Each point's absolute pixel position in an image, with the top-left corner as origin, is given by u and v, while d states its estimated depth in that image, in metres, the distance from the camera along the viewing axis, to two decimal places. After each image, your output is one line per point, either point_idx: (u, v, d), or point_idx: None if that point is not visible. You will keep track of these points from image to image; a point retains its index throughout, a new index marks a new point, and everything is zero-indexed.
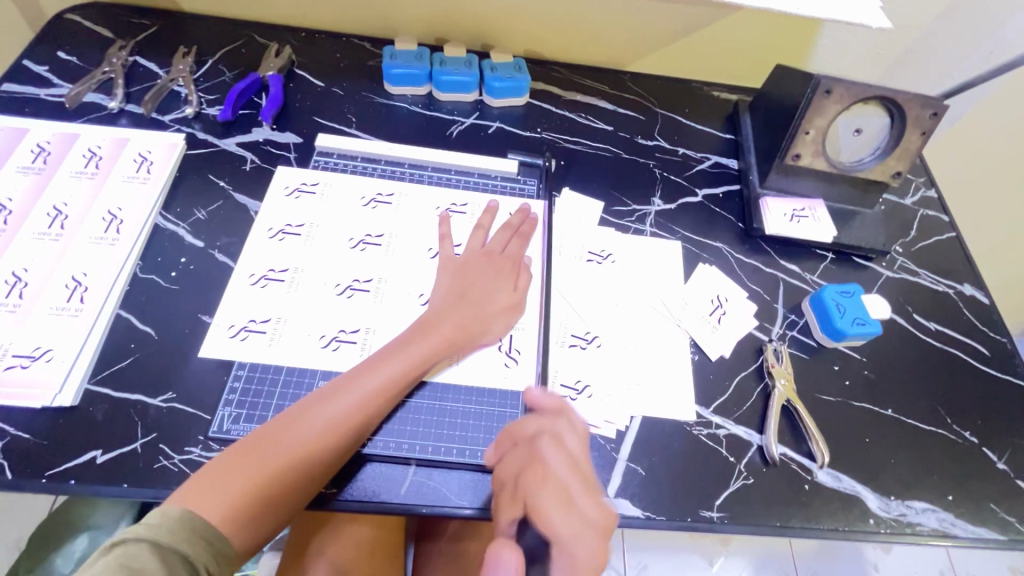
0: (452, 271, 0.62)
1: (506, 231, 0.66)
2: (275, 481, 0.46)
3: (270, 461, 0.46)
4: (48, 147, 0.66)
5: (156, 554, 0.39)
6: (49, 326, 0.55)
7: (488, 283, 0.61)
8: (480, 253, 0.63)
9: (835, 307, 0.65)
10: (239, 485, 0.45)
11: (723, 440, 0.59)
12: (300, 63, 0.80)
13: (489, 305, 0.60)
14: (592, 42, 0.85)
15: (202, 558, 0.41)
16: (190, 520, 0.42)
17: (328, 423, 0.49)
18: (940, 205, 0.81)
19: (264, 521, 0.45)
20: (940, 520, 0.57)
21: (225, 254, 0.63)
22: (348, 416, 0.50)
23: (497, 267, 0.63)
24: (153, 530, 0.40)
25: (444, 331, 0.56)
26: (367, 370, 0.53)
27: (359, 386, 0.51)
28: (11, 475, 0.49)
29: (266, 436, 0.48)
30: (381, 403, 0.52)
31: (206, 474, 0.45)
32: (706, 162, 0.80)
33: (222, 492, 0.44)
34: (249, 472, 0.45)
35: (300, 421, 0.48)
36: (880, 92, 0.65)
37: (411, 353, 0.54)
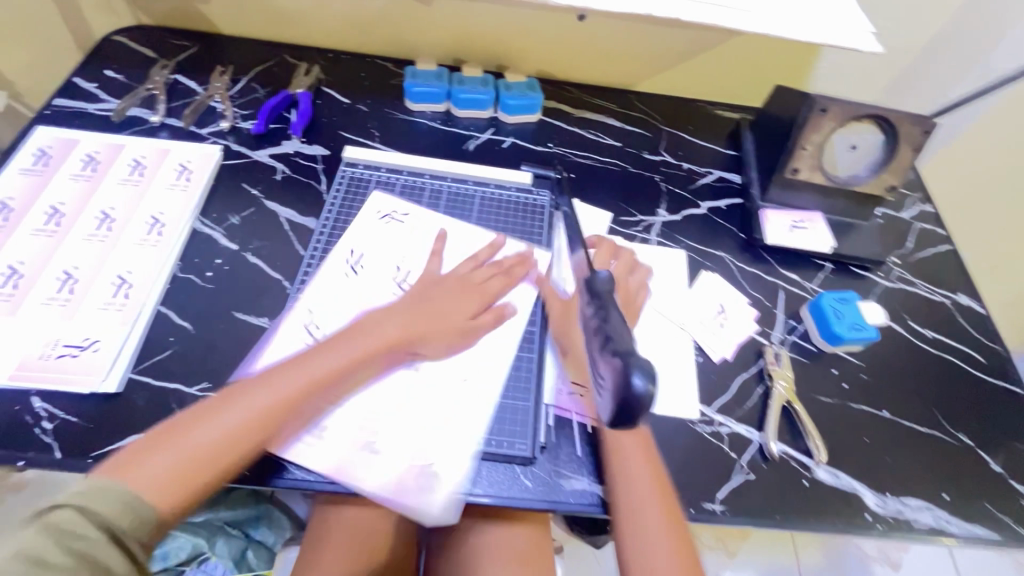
0: (423, 286, 0.64)
1: (494, 262, 0.67)
2: (197, 456, 0.47)
3: (198, 438, 0.48)
4: (97, 157, 0.71)
5: (84, 518, 0.41)
6: (96, 319, 0.59)
7: (450, 299, 0.63)
8: (458, 277, 0.65)
9: (832, 312, 0.68)
10: (166, 459, 0.46)
11: (725, 437, 0.62)
12: (327, 82, 0.86)
13: (446, 318, 0.62)
14: (600, 63, 0.90)
15: (122, 524, 0.42)
16: (116, 488, 0.43)
17: (259, 403, 0.51)
18: (936, 219, 0.85)
19: (188, 493, 0.46)
20: (935, 517, 0.59)
21: (257, 257, 0.68)
22: (285, 396, 0.52)
23: (466, 291, 0.64)
24: (82, 495, 0.42)
25: (386, 328, 0.59)
26: (315, 354, 0.56)
27: (289, 374, 0.54)
28: (61, 455, 0.53)
29: (203, 412, 0.50)
30: (307, 391, 0.53)
31: (141, 447, 0.47)
32: (709, 176, 0.84)
33: (151, 466, 0.46)
34: (176, 448, 0.47)
35: (231, 402, 0.51)
36: (873, 110, 0.69)
37: (345, 348, 0.57)
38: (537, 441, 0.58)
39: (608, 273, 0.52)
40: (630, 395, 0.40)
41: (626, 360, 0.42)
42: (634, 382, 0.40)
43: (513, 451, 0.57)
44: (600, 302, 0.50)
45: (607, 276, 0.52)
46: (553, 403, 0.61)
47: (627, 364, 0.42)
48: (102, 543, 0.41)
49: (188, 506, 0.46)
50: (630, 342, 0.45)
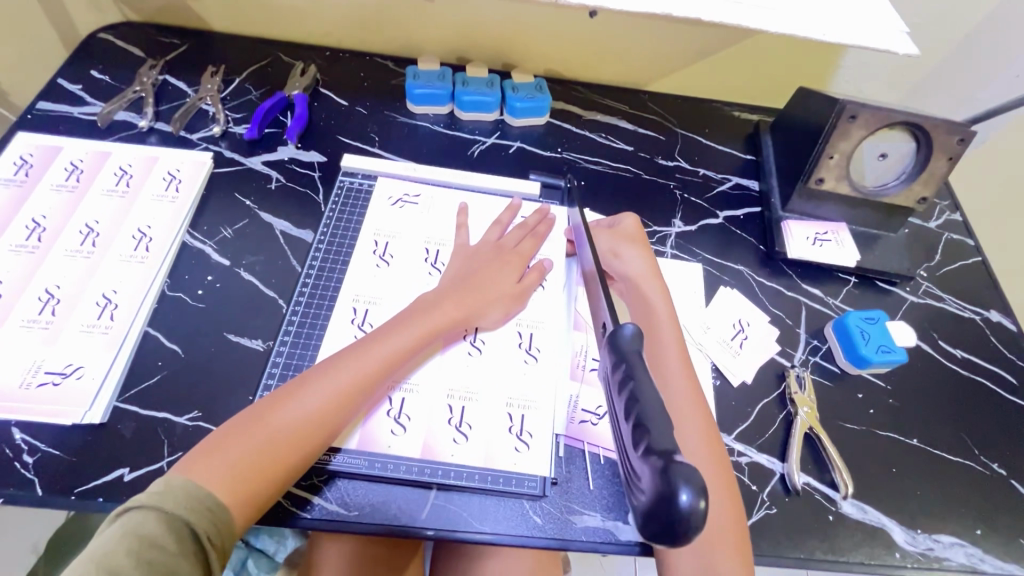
0: (463, 258, 0.63)
1: (522, 231, 0.67)
2: (279, 447, 0.46)
3: (275, 427, 0.47)
4: (81, 166, 0.68)
5: (161, 519, 0.40)
6: (80, 343, 0.56)
7: (494, 271, 0.62)
8: (492, 245, 0.65)
9: (859, 333, 0.64)
10: (243, 452, 0.45)
11: (745, 468, 0.58)
12: (324, 82, 0.82)
13: (493, 290, 0.60)
14: (612, 62, 0.85)
15: (203, 524, 0.41)
16: (191, 489, 0.42)
17: (332, 389, 0.49)
18: (965, 228, 0.80)
19: (262, 491, 0.45)
20: (968, 555, 0.56)
21: (250, 273, 0.64)
22: (351, 385, 0.50)
23: (504, 257, 0.63)
24: (157, 498, 0.41)
25: (444, 311, 0.57)
26: (375, 340, 0.53)
27: (363, 356, 0.52)
28: (42, 492, 0.50)
29: (270, 404, 0.48)
30: (384, 371, 0.52)
31: (210, 443, 0.46)
32: (726, 183, 0.80)
33: (226, 462, 0.44)
34: (250, 441, 0.46)
35: (304, 387, 0.49)
36: (906, 117, 0.64)
37: (415, 326, 0.55)
38: (546, 476, 0.54)
39: (635, 327, 0.40)
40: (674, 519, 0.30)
41: (667, 462, 0.31)
42: (679, 499, 0.30)
43: (521, 487, 0.54)
44: (631, 370, 0.38)
45: (635, 330, 0.40)
46: (564, 432, 0.57)
47: (668, 472, 0.31)
48: (185, 545, 0.40)
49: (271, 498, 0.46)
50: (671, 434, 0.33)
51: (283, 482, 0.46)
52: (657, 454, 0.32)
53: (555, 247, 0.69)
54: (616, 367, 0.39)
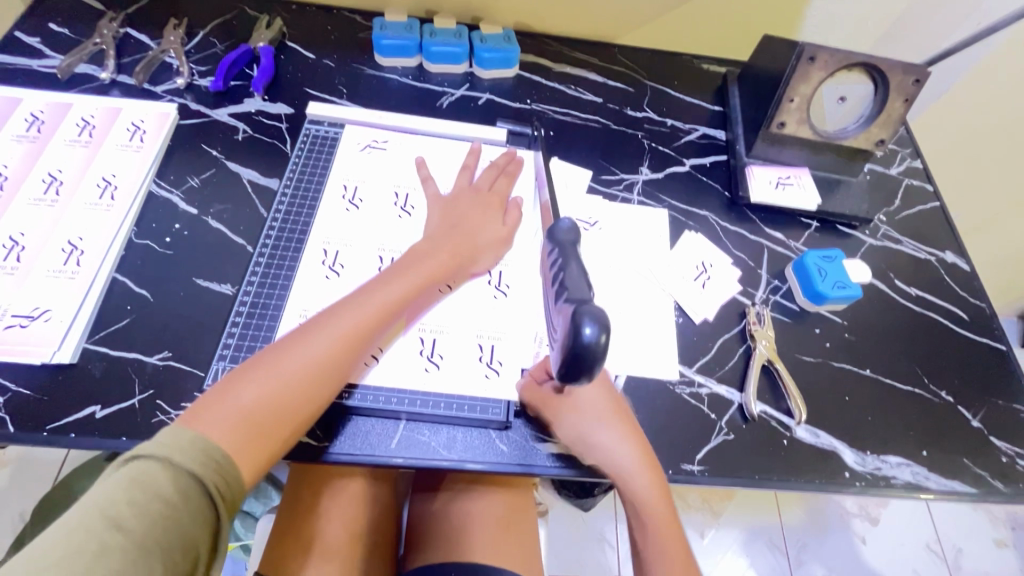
0: (442, 206, 0.64)
1: (492, 171, 0.68)
2: (286, 396, 0.46)
3: (280, 377, 0.47)
4: (42, 116, 0.67)
5: (169, 470, 0.39)
6: (47, 288, 0.56)
7: (478, 215, 0.63)
8: (468, 189, 0.66)
9: (817, 270, 0.66)
10: (250, 401, 0.45)
11: (704, 398, 0.60)
12: (290, 35, 0.81)
13: (479, 238, 0.62)
14: (581, 15, 0.85)
15: (212, 477, 0.40)
16: (200, 441, 0.42)
17: (337, 335, 0.50)
18: (925, 175, 0.83)
19: (269, 443, 0.45)
20: (914, 473, 0.59)
21: (218, 221, 0.64)
22: (352, 334, 0.51)
23: (483, 202, 0.65)
24: (167, 448, 0.40)
25: (436, 260, 0.58)
26: (372, 290, 0.53)
27: (363, 306, 0.52)
28: (13, 429, 0.50)
29: (270, 356, 0.48)
30: (384, 320, 0.53)
31: (210, 397, 0.45)
32: (694, 133, 0.81)
33: (233, 412, 0.44)
34: (254, 391, 0.46)
35: (306, 338, 0.49)
36: (862, 58, 0.65)
37: (414, 275, 0.56)
38: (512, 404, 0.56)
39: (570, 220, 0.47)
40: (580, 347, 0.38)
41: (578, 309, 0.39)
42: (584, 334, 0.38)
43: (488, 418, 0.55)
44: (563, 252, 0.45)
45: (571, 223, 0.47)
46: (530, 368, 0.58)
47: (577, 312, 0.39)
48: (191, 501, 0.39)
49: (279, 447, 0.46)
50: (586, 288, 0.42)
51: (289, 433, 0.47)
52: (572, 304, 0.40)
53: (524, 190, 0.70)
54: (551, 251, 0.47)
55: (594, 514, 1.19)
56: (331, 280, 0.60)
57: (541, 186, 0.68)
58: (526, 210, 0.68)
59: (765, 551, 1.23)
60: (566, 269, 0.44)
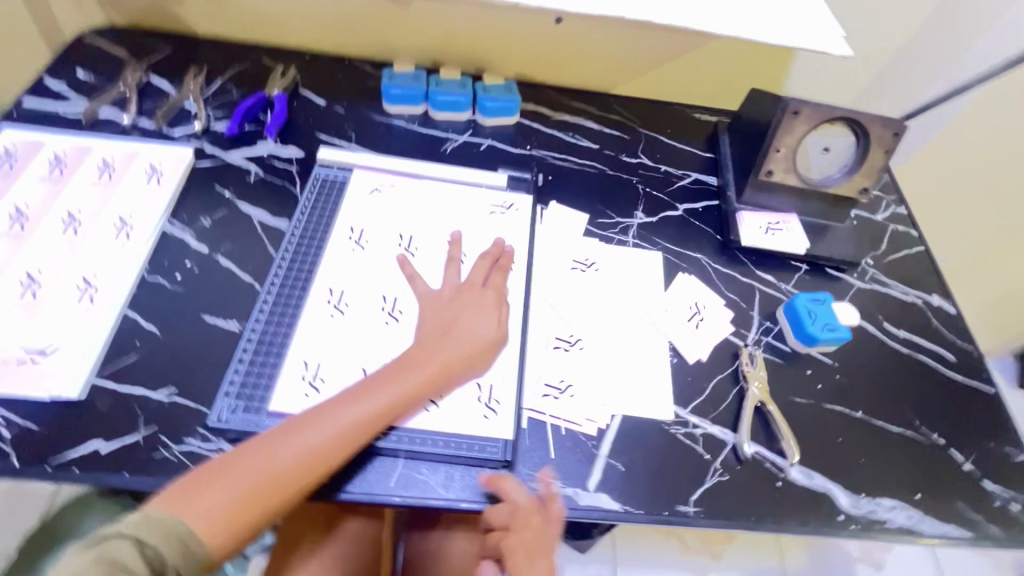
0: (437, 297, 0.63)
1: (486, 261, 0.66)
2: (261, 491, 0.46)
3: (262, 469, 0.47)
4: (64, 158, 0.70)
5: (137, 550, 0.40)
6: (60, 324, 0.58)
7: (470, 314, 0.61)
8: (463, 286, 0.64)
9: (806, 313, 0.68)
10: (231, 493, 0.45)
11: (699, 438, 0.61)
12: (303, 83, 0.86)
13: (475, 336, 0.60)
14: (578, 67, 0.90)
15: (176, 559, 0.41)
16: (176, 525, 0.42)
17: (321, 438, 0.50)
18: (910, 221, 0.86)
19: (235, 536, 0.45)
20: (908, 517, 0.59)
21: (228, 259, 0.67)
22: (338, 436, 0.50)
23: (478, 298, 0.63)
24: (136, 527, 0.41)
25: (434, 364, 0.57)
26: (368, 391, 0.54)
27: (355, 407, 0.52)
28: (18, 463, 0.51)
29: (257, 446, 0.48)
30: (371, 424, 0.52)
31: (193, 480, 0.45)
32: (687, 179, 0.85)
33: (214, 501, 0.44)
34: (234, 483, 0.46)
35: (291, 435, 0.49)
36: (844, 112, 0.69)
37: (409, 378, 0.55)
38: (509, 442, 0.57)
39: None
40: None
41: None
42: None
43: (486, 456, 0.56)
44: None
45: None
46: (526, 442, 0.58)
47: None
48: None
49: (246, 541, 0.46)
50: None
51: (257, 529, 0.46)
52: None
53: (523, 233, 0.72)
54: None
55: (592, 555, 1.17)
56: (336, 319, 0.62)
57: None
58: (525, 252, 0.71)
59: None
60: None
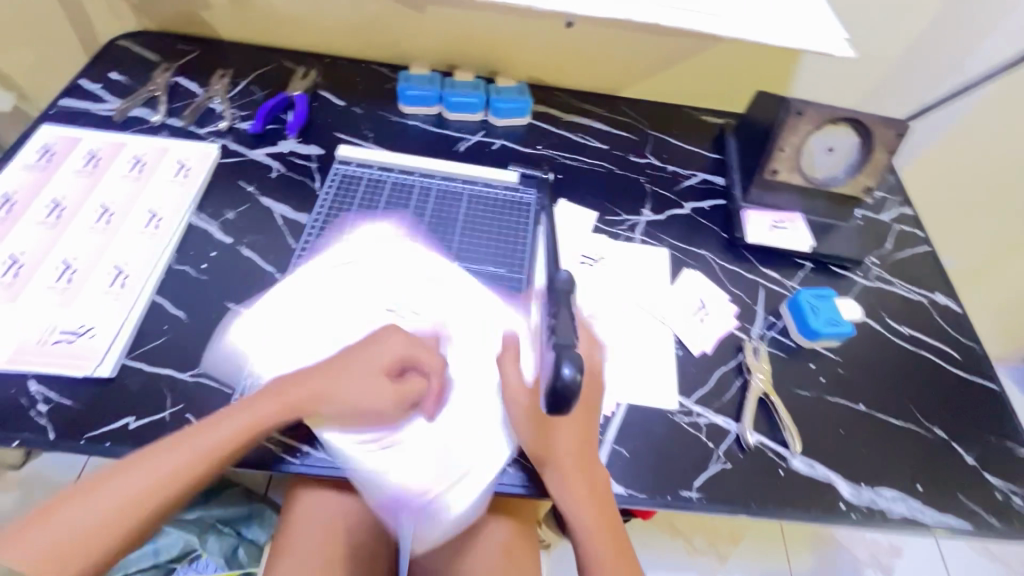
0: (359, 347, 0.58)
1: (421, 340, 0.59)
2: (104, 521, 0.46)
3: (100, 501, 0.47)
4: (99, 154, 0.74)
5: None
6: (94, 307, 0.61)
7: (353, 357, 0.57)
8: (374, 322, 0.60)
9: (809, 308, 0.70)
10: (42, 535, 0.45)
11: (703, 427, 0.63)
12: (323, 85, 0.89)
13: (360, 382, 0.55)
14: (588, 70, 0.93)
15: None
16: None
17: (185, 455, 0.49)
18: (915, 221, 0.87)
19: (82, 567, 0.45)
20: (909, 507, 0.60)
21: (251, 250, 0.70)
22: (178, 468, 0.49)
23: (376, 342, 0.58)
24: (18, 565, 0.43)
25: (287, 395, 0.54)
26: (204, 425, 0.51)
27: (192, 439, 0.50)
28: (55, 436, 0.54)
29: (106, 476, 0.48)
30: (200, 463, 0.50)
31: (34, 516, 0.46)
32: (693, 178, 0.87)
33: (23, 544, 0.45)
34: (71, 522, 0.46)
35: (132, 467, 0.48)
36: (847, 113, 0.71)
37: (243, 413, 0.52)
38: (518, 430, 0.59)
39: (566, 274, 0.51)
40: (560, 384, 0.42)
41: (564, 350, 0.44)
42: (564, 373, 0.42)
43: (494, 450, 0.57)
44: (557, 298, 0.50)
45: (568, 276, 0.51)
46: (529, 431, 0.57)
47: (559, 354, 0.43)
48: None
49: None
50: (573, 334, 0.46)
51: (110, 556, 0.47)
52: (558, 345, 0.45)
53: (531, 230, 0.75)
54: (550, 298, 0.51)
55: None
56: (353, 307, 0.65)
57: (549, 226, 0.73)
58: (534, 247, 0.73)
59: None
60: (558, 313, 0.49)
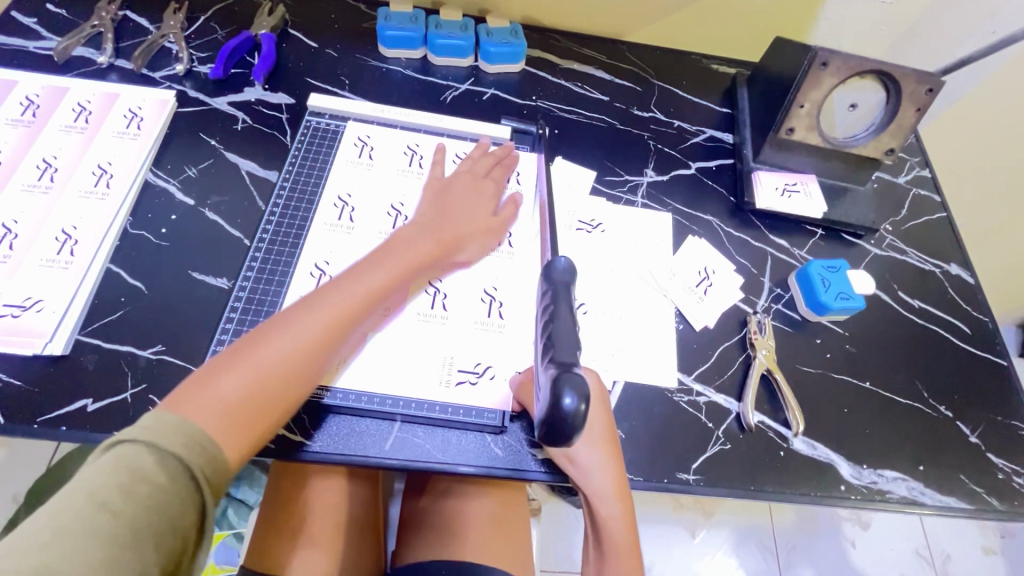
0: (437, 189, 0.64)
1: (487, 160, 0.67)
2: (284, 367, 0.46)
3: (278, 350, 0.46)
4: (37, 100, 0.65)
5: (155, 454, 0.37)
6: (39, 277, 0.55)
7: (468, 204, 0.62)
8: (464, 178, 0.65)
9: (820, 280, 0.65)
10: (231, 389, 0.44)
11: (702, 406, 0.60)
12: (293, 23, 0.79)
13: (469, 227, 0.61)
14: (590, 10, 0.83)
15: (200, 462, 0.39)
16: (185, 427, 0.40)
17: (339, 309, 0.50)
18: (933, 185, 0.81)
19: (260, 422, 0.44)
20: (910, 488, 0.59)
21: (215, 213, 0.63)
22: (349, 309, 0.50)
23: (478, 191, 0.64)
24: (150, 431, 0.38)
25: (423, 245, 0.57)
26: (359, 272, 0.53)
27: (353, 284, 0.52)
28: (4, 420, 0.50)
29: (272, 328, 0.47)
30: (366, 305, 0.51)
31: (195, 380, 0.44)
32: (701, 135, 0.80)
33: (216, 399, 0.43)
34: (258, 365, 0.45)
35: (302, 313, 0.49)
36: (877, 65, 0.64)
37: (397, 261, 0.55)
38: (507, 409, 0.55)
39: (566, 261, 0.48)
40: (559, 416, 0.37)
41: (564, 372, 0.39)
42: (565, 403, 0.38)
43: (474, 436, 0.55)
44: (556, 292, 0.46)
45: (567, 264, 0.48)
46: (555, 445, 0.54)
47: (559, 380, 0.39)
48: (178, 484, 0.37)
49: (269, 431, 0.46)
50: (574, 349, 0.42)
51: (284, 406, 0.46)
52: (559, 365, 0.40)
53: (522, 189, 0.69)
54: (545, 291, 0.48)
55: None
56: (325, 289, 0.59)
57: (543, 185, 0.68)
58: (529, 210, 0.68)
59: (756, 552, 1.19)
60: (556, 308, 0.45)
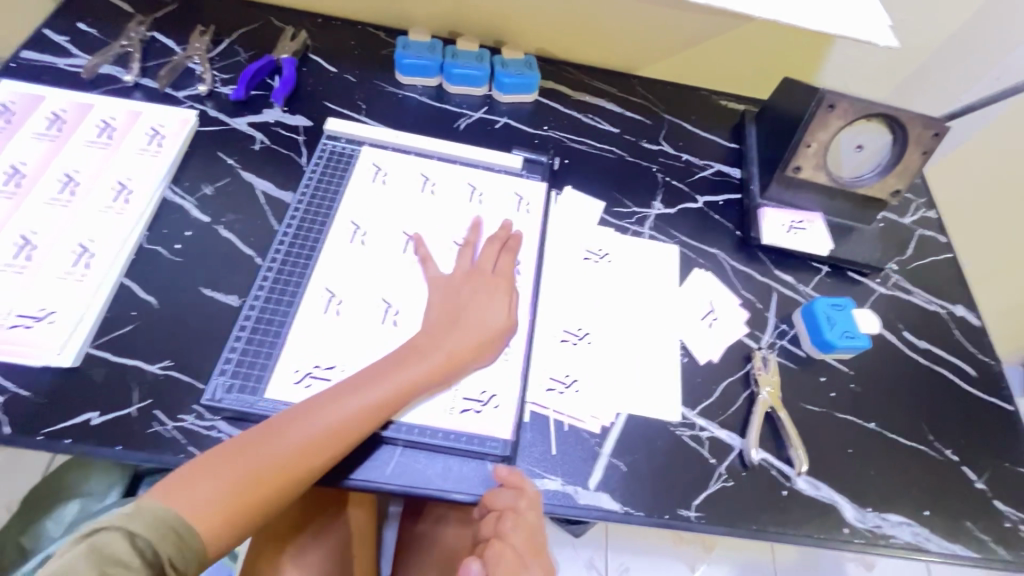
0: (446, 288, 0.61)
1: (494, 244, 0.64)
2: (259, 479, 0.46)
3: (259, 462, 0.47)
4: (64, 116, 0.67)
5: (129, 541, 0.41)
6: (53, 289, 0.56)
7: (481, 305, 0.59)
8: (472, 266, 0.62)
9: (826, 319, 0.66)
10: (205, 496, 0.44)
11: (705, 441, 0.60)
12: (314, 48, 0.82)
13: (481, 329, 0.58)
14: (603, 45, 0.85)
15: (169, 550, 0.42)
16: (160, 516, 0.43)
17: (326, 428, 0.49)
18: (938, 226, 0.82)
19: (231, 529, 0.45)
20: (914, 534, 0.58)
21: (229, 231, 0.64)
22: (340, 429, 0.49)
23: (491, 284, 0.61)
24: (127, 518, 0.42)
25: (431, 359, 0.55)
26: (358, 388, 0.52)
27: (348, 401, 0.51)
28: (11, 430, 0.50)
29: (262, 436, 0.48)
30: (358, 426, 0.50)
31: (183, 473, 0.46)
32: (709, 169, 0.81)
33: (191, 500, 0.44)
34: (237, 473, 0.46)
35: (293, 427, 0.48)
36: (883, 109, 0.65)
37: (400, 376, 0.53)
38: (510, 437, 0.55)
39: None
40: None
41: None
42: None
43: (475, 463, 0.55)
44: None
45: None
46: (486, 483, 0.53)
47: None
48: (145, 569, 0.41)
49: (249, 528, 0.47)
50: None
51: (258, 513, 0.47)
52: None
53: (531, 211, 0.70)
54: None
55: (589, 558, 1.14)
56: (333, 309, 0.59)
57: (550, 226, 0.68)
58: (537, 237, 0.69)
59: None
60: None
